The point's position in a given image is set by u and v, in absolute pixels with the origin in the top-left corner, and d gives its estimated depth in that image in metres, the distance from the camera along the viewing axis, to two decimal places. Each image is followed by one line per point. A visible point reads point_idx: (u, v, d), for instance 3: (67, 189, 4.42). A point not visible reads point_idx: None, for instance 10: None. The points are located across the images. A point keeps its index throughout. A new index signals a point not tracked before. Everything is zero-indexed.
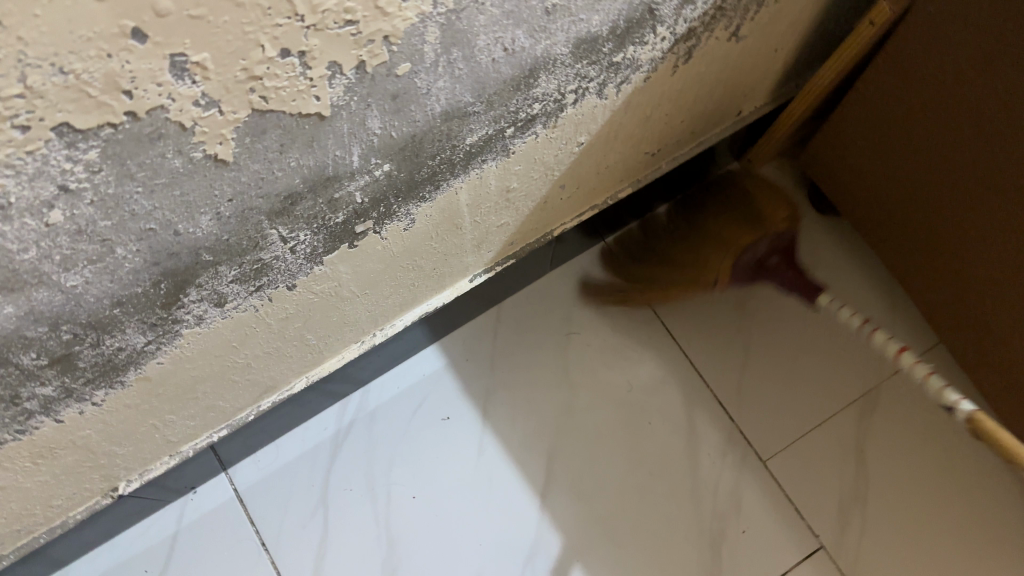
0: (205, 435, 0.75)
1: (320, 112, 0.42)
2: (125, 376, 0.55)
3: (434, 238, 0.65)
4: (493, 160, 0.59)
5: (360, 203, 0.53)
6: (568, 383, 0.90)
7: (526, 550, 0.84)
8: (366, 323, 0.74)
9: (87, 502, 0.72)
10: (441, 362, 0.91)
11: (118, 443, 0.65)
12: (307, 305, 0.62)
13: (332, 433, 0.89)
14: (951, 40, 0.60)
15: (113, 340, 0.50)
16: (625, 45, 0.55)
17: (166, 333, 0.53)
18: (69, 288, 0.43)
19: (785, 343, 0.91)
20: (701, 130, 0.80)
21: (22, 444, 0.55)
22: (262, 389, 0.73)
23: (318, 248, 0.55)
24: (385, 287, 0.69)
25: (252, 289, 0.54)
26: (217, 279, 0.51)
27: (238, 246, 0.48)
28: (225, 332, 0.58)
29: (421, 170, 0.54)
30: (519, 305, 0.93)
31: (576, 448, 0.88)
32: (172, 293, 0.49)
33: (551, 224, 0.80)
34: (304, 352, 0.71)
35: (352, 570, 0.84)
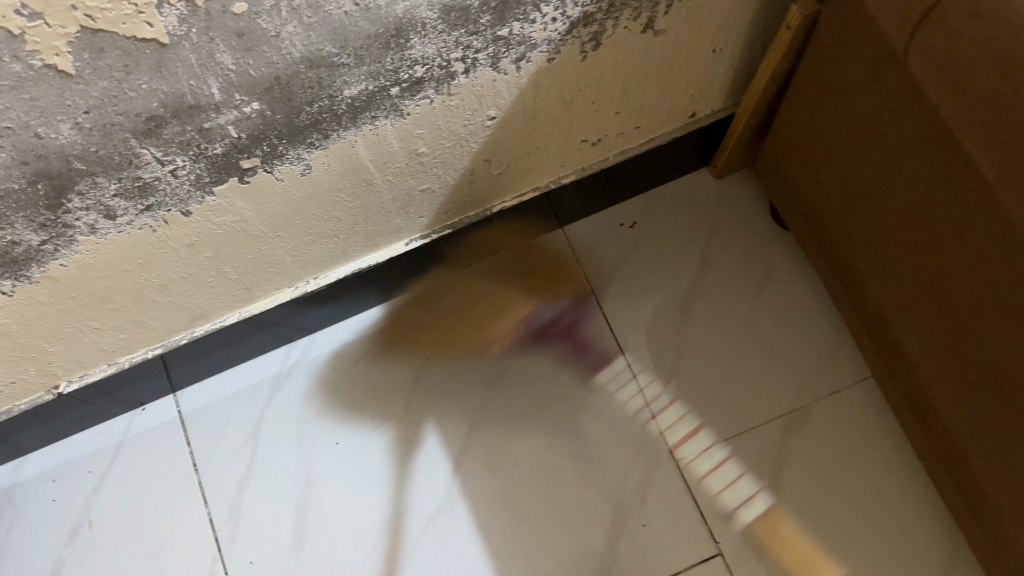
0: (141, 351, 0.82)
1: (157, 39, 0.46)
2: (28, 271, 0.61)
3: (342, 189, 0.70)
4: (384, 118, 0.62)
5: (236, 137, 0.57)
6: (500, 358, 0.93)
7: (432, 508, 0.87)
8: (293, 267, 0.80)
9: (29, 395, 0.80)
10: (385, 322, 0.96)
11: (46, 340, 0.72)
12: (213, 235, 0.68)
13: (273, 372, 0.95)
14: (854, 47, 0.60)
15: (3, 233, 0.56)
16: (507, 19, 0.58)
17: (61, 236, 0.59)
18: None
19: (720, 350, 0.91)
20: (646, 124, 0.82)
21: None
22: (192, 315, 0.80)
23: (203, 177, 0.60)
24: (302, 232, 0.74)
25: (142, 208, 0.60)
26: (98, 189, 0.56)
27: (110, 160, 0.54)
28: (127, 247, 0.64)
29: (299, 115, 0.58)
30: (469, 279, 0.96)
31: (496, 421, 0.90)
32: (52, 195, 0.55)
33: (487, 200, 0.83)
34: (228, 285, 0.77)
35: (269, 501, 0.89)
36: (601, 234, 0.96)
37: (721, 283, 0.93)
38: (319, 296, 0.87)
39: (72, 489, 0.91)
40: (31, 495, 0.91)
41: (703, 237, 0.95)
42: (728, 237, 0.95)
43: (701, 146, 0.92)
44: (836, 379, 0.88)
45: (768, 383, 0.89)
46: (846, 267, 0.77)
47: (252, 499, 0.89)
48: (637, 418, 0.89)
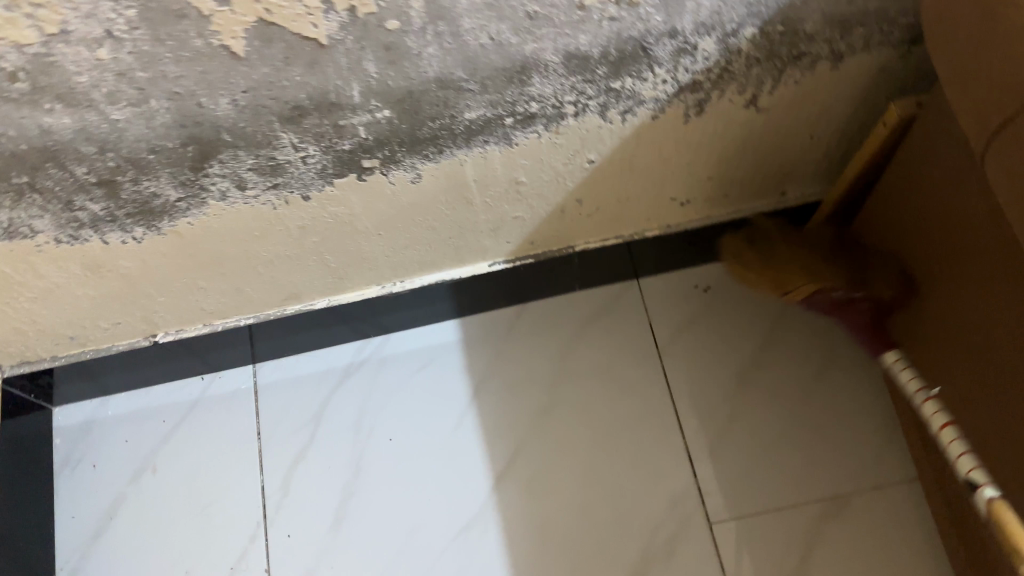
0: (235, 317, 0.90)
1: (318, 41, 0.54)
2: (160, 223, 0.69)
3: (443, 203, 0.76)
4: (494, 144, 0.68)
5: (364, 138, 0.64)
6: (556, 389, 0.97)
7: (466, 520, 0.92)
8: (385, 266, 0.86)
9: (130, 338, 0.89)
10: (456, 337, 1.01)
11: (157, 290, 0.80)
12: (323, 223, 0.75)
13: (345, 363, 1.01)
14: (958, 148, 0.63)
15: (149, 184, 0.64)
16: (622, 74, 0.63)
17: (195, 198, 0.67)
18: (113, 120, 0.57)
19: (774, 425, 0.92)
20: (735, 195, 0.86)
21: (75, 249, 0.70)
22: (286, 293, 0.87)
23: (327, 168, 0.67)
24: (400, 234, 0.80)
25: (270, 185, 0.68)
26: (237, 161, 0.64)
27: (253, 138, 0.61)
28: (247, 217, 0.71)
29: (421, 128, 0.65)
30: (541, 311, 1.01)
31: (542, 450, 0.94)
32: (198, 158, 0.62)
33: (572, 239, 0.88)
34: (325, 271, 0.84)
35: (318, 480, 0.94)
36: (675, 291, 1.00)
37: (784, 360, 0.96)
38: (401, 297, 0.94)
39: (144, 434, 0.98)
40: (107, 430, 0.99)
41: (774, 312, 0.98)
42: (798, 317, 0.97)
43: None
44: (881, 475, 0.89)
45: (812, 465, 0.90)
46: (913, 364, 0.79)
47: (303, 477, 0.95)
48: (678, 474, 0.91)
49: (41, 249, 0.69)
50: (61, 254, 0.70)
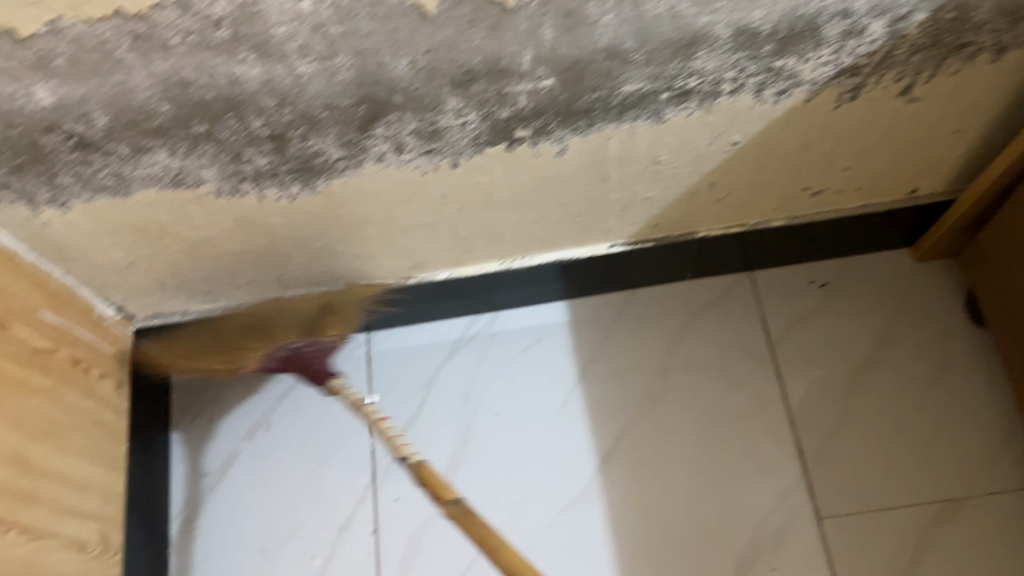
0: (363, 283, 0.94)
1: (504, 4, 0.55)
2: (316, 181, 0.72)
3: (581, 179, 0.77)
4: (645, 120, 0.69)
5: (523, 107, 0.66)
6: (665, 375, 0.97)
7: (571, 497, 0.93)
8: (510, 241, 0.88)
9: (259, 298, 0.93)
10: (565, 318, 1.02)
11: (296, 249, 0.83)
12: (464, 192, 0.77)
13: (454, 337, 1.03)
14: None
15: (316, 141, 0.67)
16: (786, 53, 0.64)
17: (355, 158, 0.70)
18: (298, 74, 0.59)
19: (887, 424, 0.92)
20: (867, 188, 0.86)
21: (234, 202, 0.73)
22: (411, 262, 0.90)
23: (482, 136, 0.69)
24: (532, 209, 0.82)
25: (426, 150, 0.70)
26: (401, 124, 0.66)
27: (421, 101, 0.63)
28: (395, 180, 0.73)
29: (580, 99, 0.66)
30: (651, 297, 1.02)
31: (648, 434, 0.95)
32: (367, 117, 0.65)
33: (697, 225, 0.89)
34: (453, 242, 0.86)
35: (428, 448, 0.97)
36: (791, 285, 0.99)
37: (900, 360, 0.95)
38: (518, 274, 0.95)
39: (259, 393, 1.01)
40: (222, 387, 1.02)
41: (891, 312, 0.97)
42: (917, 317, 0.96)
43: (911, 225, 0.94)
44: (999, 482, 0.87)
45: (925, 468, 0.89)
46: None
47: (412, 445, 0.97)
48: (787, 469, 0.91)
49: (202, 200, 0.72)
50: (219, 206, 0.73)
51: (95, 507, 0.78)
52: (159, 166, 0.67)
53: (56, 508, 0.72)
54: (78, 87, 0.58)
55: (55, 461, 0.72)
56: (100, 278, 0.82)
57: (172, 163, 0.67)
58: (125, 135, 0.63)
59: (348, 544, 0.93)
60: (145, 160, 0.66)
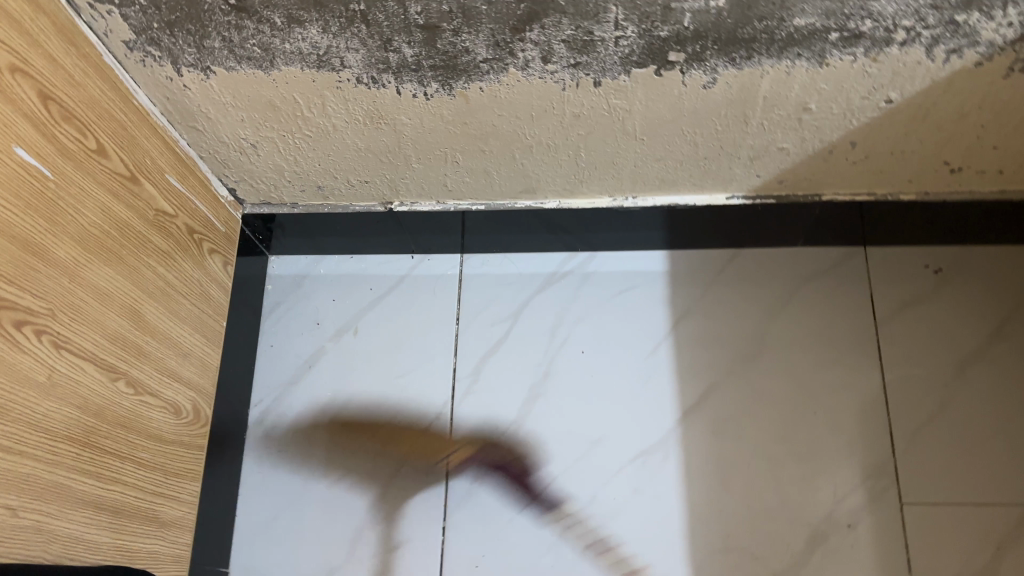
0: (468, 202, 0.92)
1: None
2: (456, 82, 0.71)
3: (720, 118, 0.75)
4: (805, 60, 0.67)
5: (685, 27, 0.64)
6: (759, 340, 0.96)
7: (647, 445, 0.92)
8: (627, 179, 0.86)
9: (368, 202, 0.93)
10: (663, 267, 1.00)
11: (416, 152, 0.83)
12: (597, 116, 0.75)
13: (548, 271, 1.02)
14: None
15: (467, 38, 0.66)
16: (972, 7, 0.61)
17: (500, 61, 0.68)
18: None
19: (986, 420, 0.89)
20: (1010, 173, 0.82)
21: (370, 93, 0.73)
22: (523, 186, 0.89)
23: (633, 55, 0.67)
24: (660, 145, 0.80)
25: (573, 64, 0.68)
26: (557, 30, 0.64)
27: (585, 7, 0.62)
28: (533, 91, 0.72)
29: (745, 26, 0.63)
30: (755, 260, 1.00)
31: (734, 395, 0.93)
32: (524, 18, 0.63)
33: (822, 187, 0.86)
34: (572, 170, 0.85)
35: (509, 376, 0.96)
36: (901, 268, 0.97)
37: (1008, 357, 0.91)
38: (626, 215, 0.93)
39: (350, 298, 1.02)
40: (316, 287, 1.03)
41: (1003, 309, 0.94)
42: None
43: None
44: None
45: (1019, 469, 0.86)
46: None
47: (494, 370, 0.97)
48: (873, 449, 0.89)
49: (340, 86, 0.72)
50: (355, 94, 0.73)
51: (193, 376, 0.78)
52: (308, 42, 0.67)
53: (161, 368, 0.72)
54: None
55: (165, 323, 0.73)
56: (221, 153, 0.82)
57: (320, 41, 0.67)
58: (284, 2, 0.63)
59: (420, 454, 0.94)
60: (296, 34, 0.66)
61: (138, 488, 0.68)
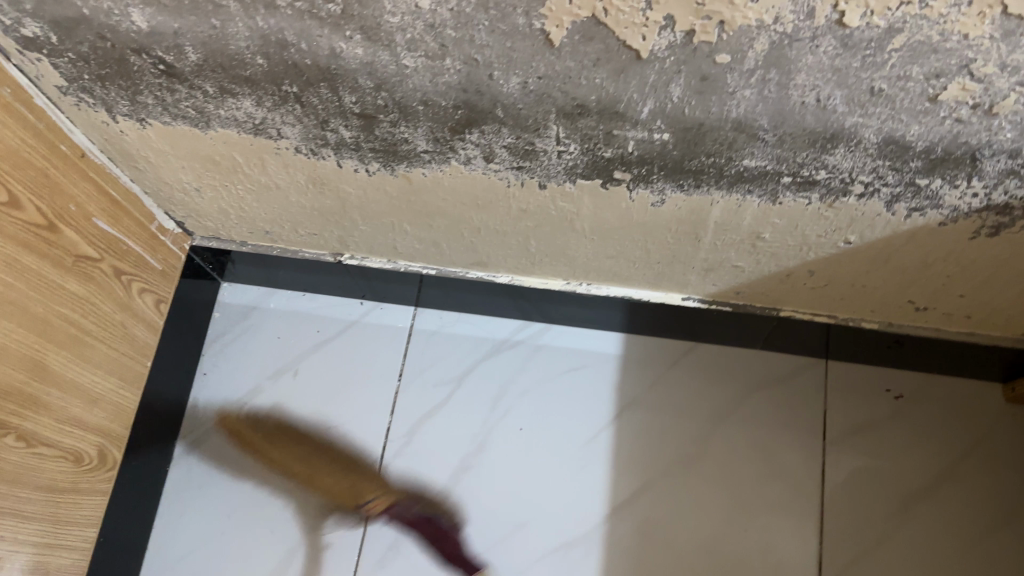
0: (420, 264, 0.90)
1: (638, 52, 0.49)
2: (397, 165, 0.68)
3: (672, 232, 0.71)
4: (758, 196, 0.63)
5: (629, 152, 0.60)
6: (701, 441, 0.92)
7: (570, 537, 0.89)
8: (579, 268, 0.83)
9: (318, 250, 0.90)
10: (617, 350, 0.97)
11: (362, 217, 0.80)
12: (544, 214, 0.72)
13: (499, 338, 0.99)
14: None
15: (404, 130, 0.63)
16: (934, 174, 0.56)
17: (441, 154, 0.65)
18: (402, 65, 0.55)
19: (921, 563, 0.85)
20: (977, 319, 0.78)
21: (310, 162, 0.70)
22: (473, 259, 0.85)
23: (577, 168, 0.63)
24: (611, 246, 0.76)
25: (516, 167, 0.65)
26: (496, 136, 0.61)
27: (524, 121, 0.58)
28: (477, 183, 0.69)
29: (692, 159, 0.59)
30: (711, 356, 0.96)
31: (667, 496, 0.90)
32: (462, 122, 0.60)
33: (780, 303, 0.82)
34: (522, 254, 0.81)
35: (442, 443, 0.94)
36: (860, 387, 0.93)
37: (957, 499, 0.87)
38: (581, 298, 0.90)
39: (296, 338, 1.00)
40: (264, 322, 1.01)
41: (960, 446, 0.90)
42: (990, 461, 0.89)
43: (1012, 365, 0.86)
44: None
45: None
46: None
47: (428, 434, 0.95)
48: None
49: (279, 152, 0.69)
50: (294, 162, 0.70)
51: (103, 421, 0.77)
52: (242, 112, 0.64)
53: (64, 417, 0.71)
54: (173, 20, 0.54)
55: (74, 370, 0.72)
56: (165, 192, 0.80)
57: (255, 112, 0.64)
58: (213, 75, 0.60)
59: (341, 513, 0.92)
60: (230, 103, 0.63)
61: (19, 543, 0.67)
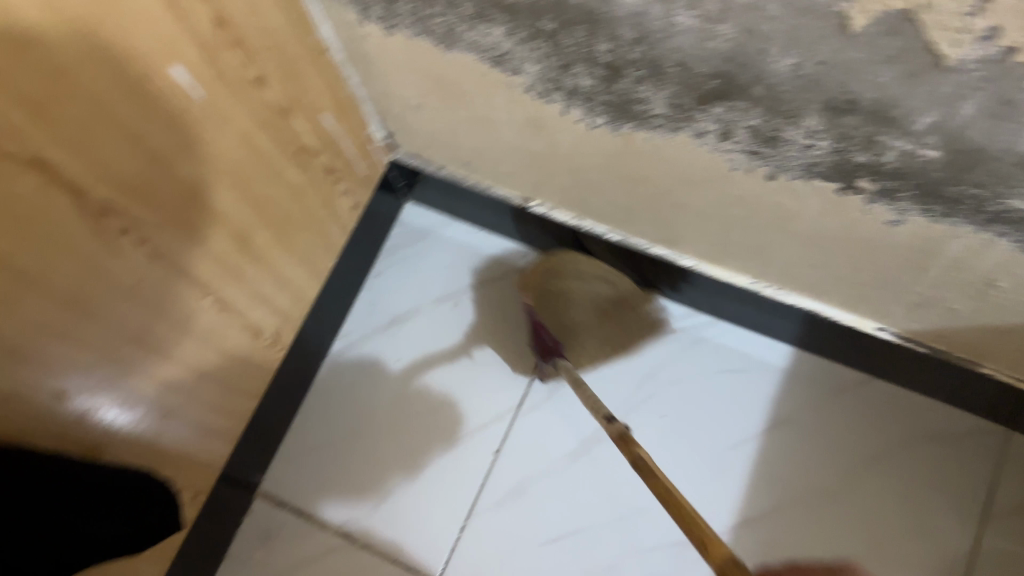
0: (605, 228, 0.88)
1: (938, 58, 0.45)
2: (624, 125, 0.66)
3: (894, 257, 0.66)
4: (1011, 241, 0.57)
5: (884, 162, 0.56)
6: (850, 477, 0.88)
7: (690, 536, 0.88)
8: (773, 270, 0.79)
9: (509, 192, 0.90)
10: (782, 363, 0.93)
11: (566, 169, 0.79)
12: (761, 207, 0.69)
13: (662, 320, 0.96)
14: None
15: (647, 90, 0.61)
16: None
17: (676, 122, 0.63)
18: (673, 21, 0.53)
19: None
20: None
21: (537, 103, 0.69)
22: (664, 236, 0.83)
23: (818, 167, 0.60)
24: (819, 256, 0.72)
25: (751, 151, 0.62)
26: (744, 115, 0.58)
27: (781, 105, 0.55)
28: (701, 160, 0.66)
29: (953, 186, 0.55)
30: (882, 394, 0.90)
31: (800, 523, 0.87)
32: (713, 92, 0.58)
33: (984, 358, 0.76)
34: (718, 242, 0.78)
35: (582, 408, 0.93)
36: None
37: None
38: (761, 300, 0.86)
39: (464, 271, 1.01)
40: (437, 248, 1.03)
41: None
42: None
43: None
44: None
45: None
46: None
47: (570, 395, 0.94)
48: None
49: (511, 87, 0.69)
50: (522, 99, 0.70)
51: (283, 305, 0.80)
52: (490, 39, 0.64)
53: (254, 293, 0.74)
54: None
55: (272, 253, 0.75)
56: (385, 103, 0.81)
57: (502, 42, 0.63)
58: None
59: (469, 448, 0.93)
60: (481, 28, 0.63)
61: (193, 400, 0.71)
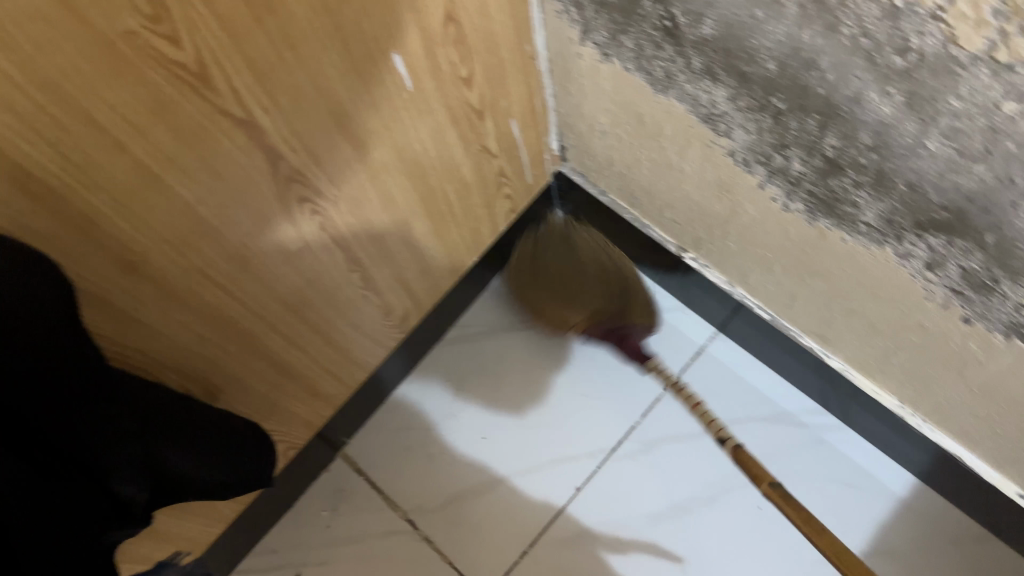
0: (757, 303, 0.84)
1: None
2: (822, 218, 0.62)
3: None
4: None
5: None
6: None
7: None
8: (926, 402, 0.73)
9: (668, 236, 0.87)
10: (898, 490, 0.87)
11: (739, 236, 0.75)
12: (940, 342, 0.63)
13: (784, 408, 0.92)
14: None
15: (862, 196, 0.56)
16: None
17: (881, 236, 0.58)
18: (921, 144, 0.48)
19: None
20: None
21: (734, 169, 0.66)
22: (818, 330, 0.78)
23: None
24: (986, 409, 0.66)
25: (954, 290, 0.57)
26: (961, 255, 0.53)
27: (1010, 261, 0.50)
28: (894, 278, 0.61)
29: None
30: (1000, 558, 0.83)
31: None
32: (935, 223, 0.53)
33: None
34: (877, 356, 0.73)
35: (677, 472, 0.91)
36: None
37: None
38: (899, 423, 0.80)
39: None
40: None
41: None
42: None
43: None
44: None
45: None
46: None
47: (667, 455, 0.91)
48: None
49: (713, 146, 0.65)
50: (720, 161, 0.66)
51: (419, 290, 0.80)
52: (709, 97, 0.60)
53: (397, 276, 0.74)
54: None
55: (424, 241, 0.74)
56: (574, 119, 0.79)
57: (721, 104, 0.60)
58: (710, 54, 0.56)
59: (550, 475, 0.93)
60: (704, 84, 0.60)
61: (314, 362, 0.72)
